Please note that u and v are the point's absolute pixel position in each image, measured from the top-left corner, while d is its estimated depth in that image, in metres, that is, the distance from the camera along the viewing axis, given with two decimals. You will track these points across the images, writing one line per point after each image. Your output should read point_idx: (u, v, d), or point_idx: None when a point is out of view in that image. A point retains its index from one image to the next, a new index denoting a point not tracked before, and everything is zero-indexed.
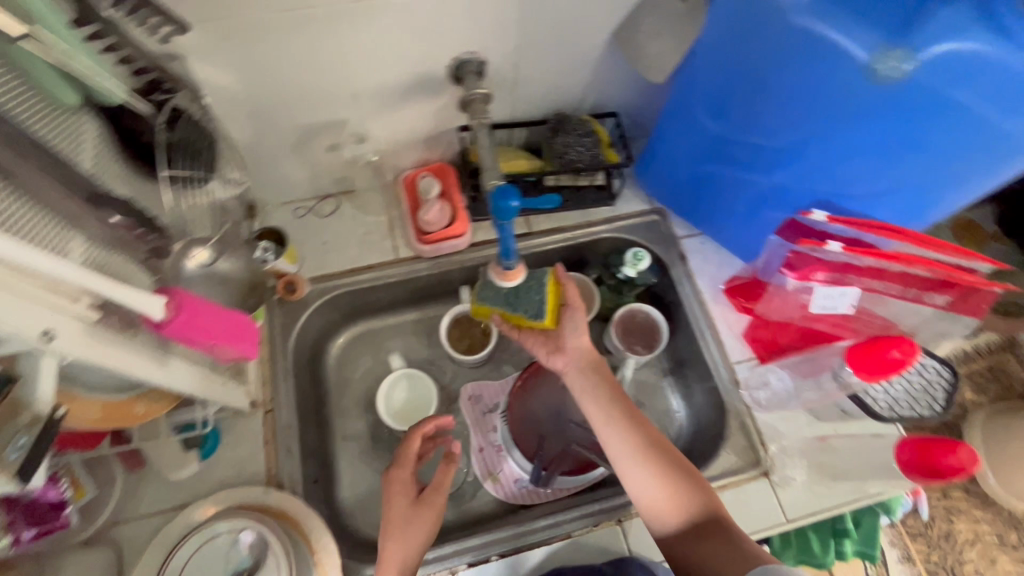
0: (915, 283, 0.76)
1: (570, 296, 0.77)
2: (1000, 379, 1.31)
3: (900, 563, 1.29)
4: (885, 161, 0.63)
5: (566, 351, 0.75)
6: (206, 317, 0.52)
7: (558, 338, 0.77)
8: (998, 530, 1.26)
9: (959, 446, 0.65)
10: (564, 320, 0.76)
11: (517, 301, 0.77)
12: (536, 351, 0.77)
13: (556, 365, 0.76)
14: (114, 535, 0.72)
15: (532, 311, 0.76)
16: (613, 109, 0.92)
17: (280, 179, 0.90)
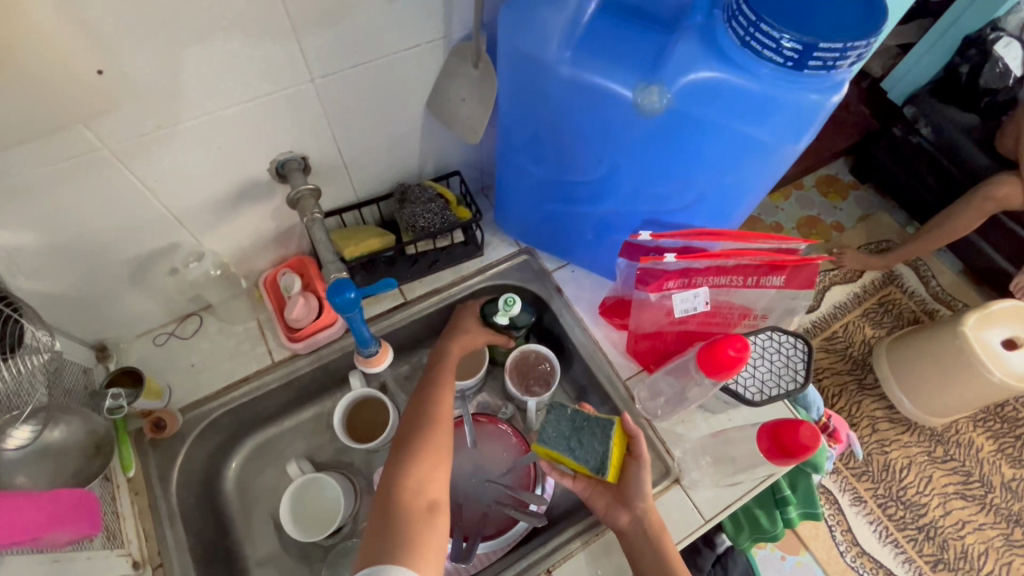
0: (751, 272, 0.81)
1: (638, 450, 0.74)
2: (892, 310, 1.57)
3: (853, 506, 1.38)
4: (683, 177, 0.69)
5: (630, 507, 0.73)
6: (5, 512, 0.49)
7: (624, 493, 0.73)
8: (927, 448, 1.44)
9: (800, 423, 0.60)
10: (629, 474, 0.73)
11: (581, 453, 0.69)
12: (592, 498, 0.75)
13: (617, 520, 0.73)
14: None
15: (596, 465, 0.69)
16: (455, 168, 0.95)
17: (127, 313, 0.85)
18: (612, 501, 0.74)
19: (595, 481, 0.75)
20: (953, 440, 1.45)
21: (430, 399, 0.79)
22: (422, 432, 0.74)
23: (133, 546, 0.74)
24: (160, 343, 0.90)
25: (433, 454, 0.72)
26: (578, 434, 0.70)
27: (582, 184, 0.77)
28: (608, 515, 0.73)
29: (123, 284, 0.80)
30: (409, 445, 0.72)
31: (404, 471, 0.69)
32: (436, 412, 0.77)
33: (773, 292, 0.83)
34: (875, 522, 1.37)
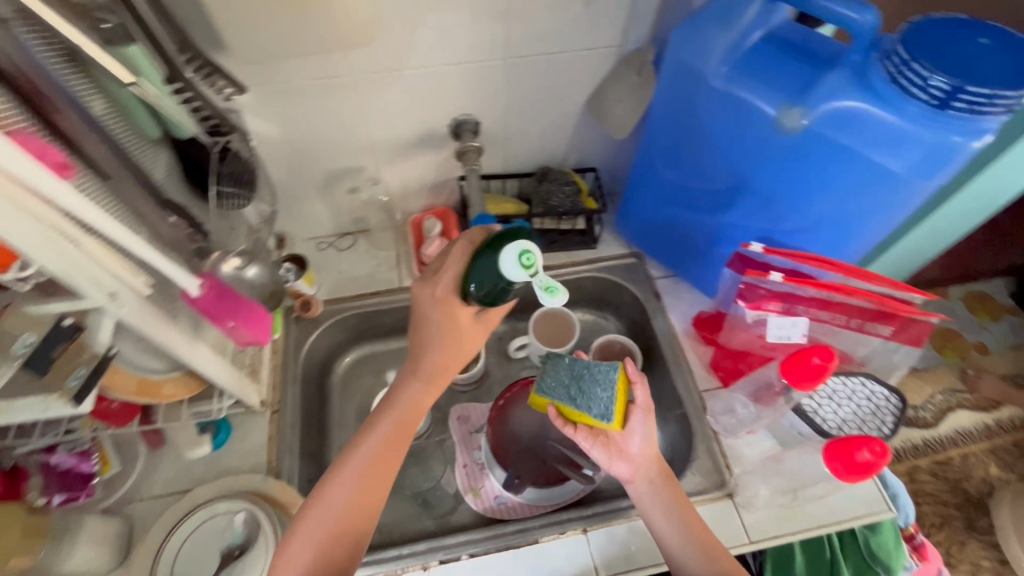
0: (857, 314, 0.82)
1: (639, 397, 0.70)
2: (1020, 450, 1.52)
3: None
4: (806, 199, 0.74)
5: (631, 458, 0.71)
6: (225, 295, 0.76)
7: (623, 445, 0.71)
8: None
9: (870, 438, 0.61)
10: (632, 424, 0.70)
11: (582, 398, 0.72)
12: (596, 452, 0.71)
13: (621, 472, 0.71)
14: (129, 509, 0.82)
15: (598, 410, 0.69)
16: (592, 165, 1.08)
17: (308, 216, 1.07)
18: (615, 455, 0.71)
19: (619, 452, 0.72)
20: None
21: (364, 449, 0.71)
22: (345, 484, 0.69)
23: (264, 388, 0.92)
24: (321, 249, 1.11)
25: (354, 514, 0.68)
26: (577, 382, 0.74)
27: (706, 192, 0.85)
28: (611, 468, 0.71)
29: (316, 189, 1.01)
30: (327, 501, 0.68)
31: (290, 556, 0.65)
32: (366, 460, 0.70)
33: (878, 342, 0.84)
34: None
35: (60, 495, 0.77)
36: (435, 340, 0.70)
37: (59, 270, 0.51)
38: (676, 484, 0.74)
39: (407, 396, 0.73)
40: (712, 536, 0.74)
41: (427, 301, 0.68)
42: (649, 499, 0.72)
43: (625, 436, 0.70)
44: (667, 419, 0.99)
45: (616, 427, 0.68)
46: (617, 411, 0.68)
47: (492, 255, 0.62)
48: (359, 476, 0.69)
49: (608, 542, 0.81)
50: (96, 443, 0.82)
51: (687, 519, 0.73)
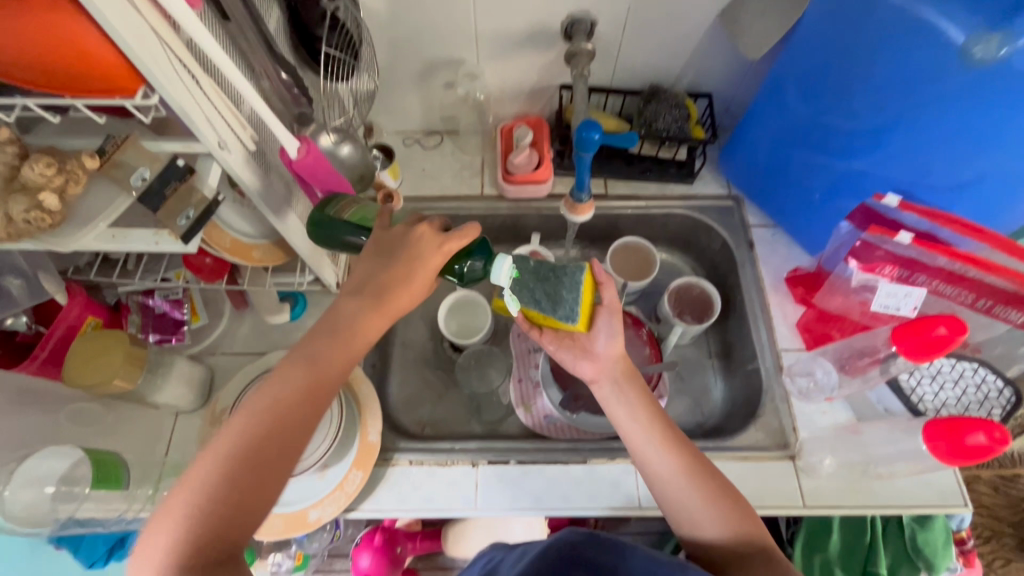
0: (989, 295, 0.72)
1: (605, 296, 0.70)
2: None
3: None
4: (968, 150, 0.64)
5: (597, 359, 0.70)
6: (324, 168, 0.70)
7: (587, 343, 0.70)
8: None
9: (991, 422, 0.55)
10: (598, 324, 0.70)
11: (548, 302, 0.69)
12: (562, 352, 0.72)
13: (585, 372, 0.71)
14: (210, 359, 0.88)
15: (564, 313, 0.68)
16: (708, 91, 0.98)
17: (399, 108, 1.04)
18: (577, 355, 0.71)
19: (605, 366, 0.69)
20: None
21: (268, 397, 0.54)
22: (231, 450, 0.51)
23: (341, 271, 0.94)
24: (407, 145, 1.09)
25: (268, 461, 0.51)
26: (542, 285, 0.70)
27: (843, 131, 0.75)
28: (575, 366, 0.71)
29: (412, 79, 0.97)
30: (202, 473, 0.50)
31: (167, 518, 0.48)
32: (270, 414, 0.53)
33: (1002, 327, 0.75)
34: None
35: (155, 335, 0.84)
36: (396, 278, 0.59)
37: (183, 104, 0.51)
38: (643, 381, 0.69)
39: (337, 336, 0.58)
40: (685, 440, 0.65)
41: (392, 246, 0.61)
42: (614, 397, 0.68)
43: (594, 336, 0.70)
44: (734, 374, 0.95)
45: (582, 330, 0.68)
46: (584, 314, 0.67)
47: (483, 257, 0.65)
48: (269, 413, 0.53)
49: None
50: (189, 293, 0.86)
51: (655, 420, 0.65)
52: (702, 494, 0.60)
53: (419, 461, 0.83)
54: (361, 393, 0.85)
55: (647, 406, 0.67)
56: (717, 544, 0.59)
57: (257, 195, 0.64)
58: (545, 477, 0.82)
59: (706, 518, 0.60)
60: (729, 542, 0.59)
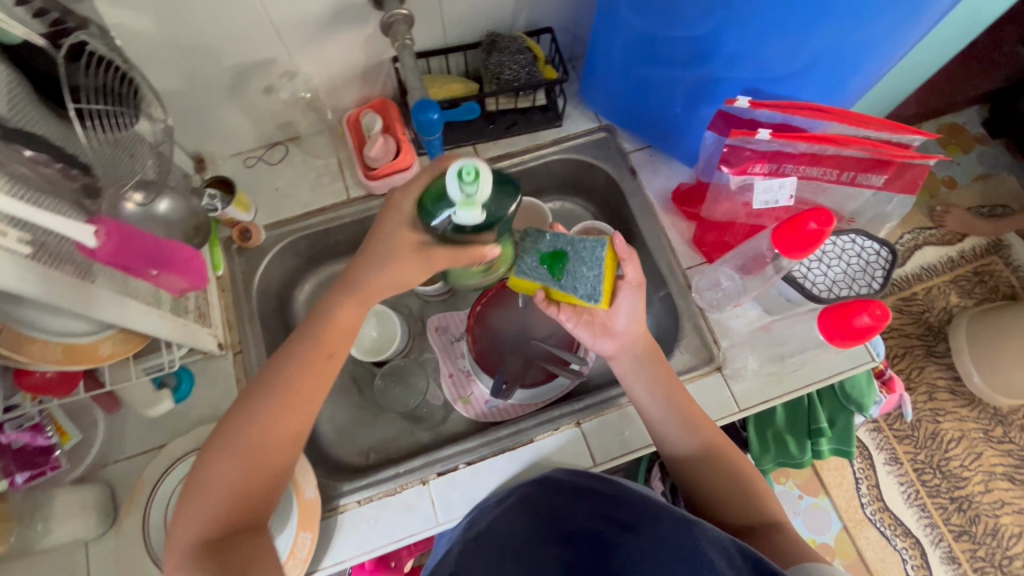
0: (851, 166, 0.75)
1: (628, 273, 0.68)
2: (988, 281, 1.63)
3: (887, 463, 1.53)
4: (799, 35, 0.63)
5: (616, 335, 0.74)
6: (138, 242, 0.54)
7: (610, 319, 0.74)
8: (984, 426, 1.56)
9: (870, 300, 0.57)
10: (620, 300, 0.71)
11: (569, 280, 0.68)
12: (582, 329, 0.75)
13: (604, 345, 0.76)
14: (105, 474, 0.77)
15: (587, 291, 0.67)
16: (548, 25, 0.91)
17: (223, 128, 0.90)
18: (598, 330, 0.75)
19: (627, 344, 0.75)
20: (1016, 424, 1.57)
21: (265, 394, 0.64)
22: (246, 435, 0.63)
23: (218, 331, 0.84)
24: (250, 166, 0.96)
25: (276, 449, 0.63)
26: (562, 263, 0.69)
27: (683, 41, 0.71)
28: (594, 342, 0.75)
29: (223, 94, 0.84)
30: (222, 458, 0.62)
31: (208, 487, 0.61)
32: (271, 405, 0.64)
33: (869, 192, 0.78)
34: (905, 482, 1.52)
35: (24, 473, 0.71)
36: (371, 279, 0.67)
37: None
38: (660, 355, 0.76)
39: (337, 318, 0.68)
40: (703, 416, 0.75)
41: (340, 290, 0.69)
42: (634, 372, 0.75)
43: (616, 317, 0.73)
44: (651, 302, 0.96)
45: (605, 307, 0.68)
46: (608, 291, 0.66)
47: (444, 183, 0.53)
48: (277, 402, 0.64)
49: (602, 431, 0.82)
50: (48, 413, 0.74)
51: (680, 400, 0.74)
52: (713, 466, 0.72)
53: (367, 497, 0.79)
54: None
55: (669, 386, 0.74)
56: (731, 502, 0.71)
57: (61, 298, 0.53)
58: (499, 470, 0.81)
59: (721, 481, 0.72)
60: (738, 500, 0.71)
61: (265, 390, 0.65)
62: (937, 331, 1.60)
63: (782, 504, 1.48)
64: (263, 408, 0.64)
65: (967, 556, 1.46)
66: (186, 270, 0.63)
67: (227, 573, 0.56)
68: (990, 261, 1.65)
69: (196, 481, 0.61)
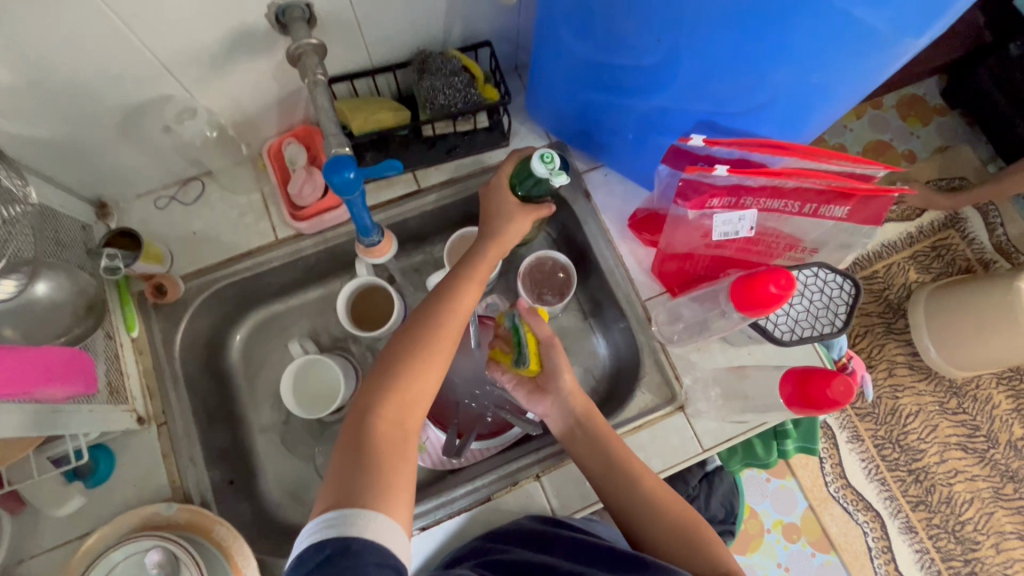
0: (812, 198, 0.70)
1: (542, 334, 0.75)
2: (947, 256, 1.55)
3: (850, 443, 1.50)
4: (753, 75, 0.56)
5: (551, 395, 0.76)
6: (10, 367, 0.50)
7: (543, 380, 0.77)
8: (940, 399, 1.51)
9: (835, 374, 0.53)
10: (545, 362, 0.76)
11: (506, 351, 0.76)
12: (520, 392, 0.79)
13: (539, 406, 0.77)
14: (21, 572, 0.71)
15: (515, 359, 0.75)
16: (485, 38, 0.82)
17: (122, 170, 0.80)
18: (534, 390, 0.77)
19: (558, 408, 0.76)
20: (970, 394, 1.51)
21: (428, 315, 0.70)
22: (408, 345, 0.67)
23: (138, 402, 0.77)
24: (162, 207, 0.86)
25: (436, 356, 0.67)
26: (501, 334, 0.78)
27: (629, 70, 0.64)
28: (530, 402, 0.78)
29: (115, 136, 0.74)
30: (404, 364, 0.65)
31: (381, 386, 0.64)
32: (421, 325, 0.69)
33: (830, 222, 0.74)
34: (865, 458, 1.48)
35: None
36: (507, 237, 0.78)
37: None
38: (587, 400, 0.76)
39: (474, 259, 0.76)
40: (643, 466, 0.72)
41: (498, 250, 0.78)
42: (570, 430, 0.75)
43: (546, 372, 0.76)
44: (611, 330, 0.92)
45: (536, 370, 0.76)
46: (528, 357, 0.73)
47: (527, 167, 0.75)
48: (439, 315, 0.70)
49: (562, 484, 0.78)
50: None
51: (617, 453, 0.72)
52: (657, 514, 0.69)
53: None
54: (219, 533, 0.73)
55: (606, 435, 0.73)
56: (678, 555, 0.66)
57: None
58: (456, 533, 0.77)
59: (665, 534, 0.68)
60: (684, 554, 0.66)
61: (434, 311, 0.70)
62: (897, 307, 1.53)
63: (750, 488, 1.45)
64: (447, 315, 0.70)
65: (924, 525, 1.45)
66: (60, 375, 0.57)
67: (375, 469, 0.58)
68: (947, 233, 1.57)
69: (376, 375, 0.66)
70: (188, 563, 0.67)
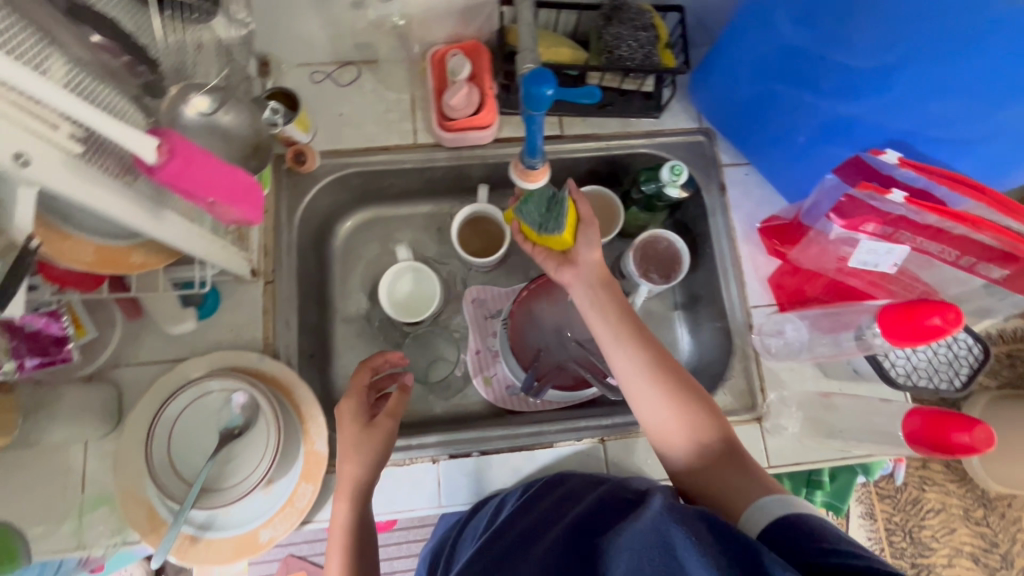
0: (974, 251, 0.67)
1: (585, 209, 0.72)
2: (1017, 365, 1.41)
3: (860, 517, 1.42)
4: (981, 101, 0.55)
5: (577, 266, 0.71)
6: (202, 168, 0.47)
7: (569, 255, 0.72)
8: (966, 505, 1.40)
9: (975, 422, 0.53)
10: (580, 237, 0.71)
11: (543, 220, 0.72)
12: (547, 264, 0.73)
13: (564, 279, 0.72)
14: (115, 375, 0.75)
15: (549, 224, 0.71)
16: (680, 3, 0.80)
17: (297, 34, 0.82)
18: (560, 263, 0.73)
19: (579, 274, 0.71)
20: (999, 510, 1.40)
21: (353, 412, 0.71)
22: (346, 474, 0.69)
23: (254, 256, 0.80)
24: (317, 81, 0.88)
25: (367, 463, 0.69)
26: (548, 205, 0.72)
27: (839, 69, 0.62)
28: (556, 275, 0.72)
29: None
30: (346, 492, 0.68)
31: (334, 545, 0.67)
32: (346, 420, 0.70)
33: (980, 282, 0.70)
34: (872, 538, 1.41)
35: (34, 359, 0.68)
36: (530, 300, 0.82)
37: None
38: (619, 293, 0.69)
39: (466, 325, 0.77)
40: (677, 373, 0.65)
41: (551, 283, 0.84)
42: (615, 332, 0.67)
43: (578, 248, 0.71)
44: (701, 327, 0.91)
45: (570, 244, 0.71)
46: (566, 219, 0.70)
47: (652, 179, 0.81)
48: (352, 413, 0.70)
49: (626, 453, 0.79)
50: (65, 302, 0.70)
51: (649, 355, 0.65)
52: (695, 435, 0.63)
53: None
54: (298, 397, 0.76)
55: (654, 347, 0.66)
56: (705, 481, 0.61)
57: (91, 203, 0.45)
58: (512, 467, 0.79)
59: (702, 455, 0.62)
60: (723, 475, 0.60)
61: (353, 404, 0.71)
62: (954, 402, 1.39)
63: None
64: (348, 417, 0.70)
65: None
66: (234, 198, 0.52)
67: None
68: None
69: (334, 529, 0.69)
70: (267, 411, 0.71)
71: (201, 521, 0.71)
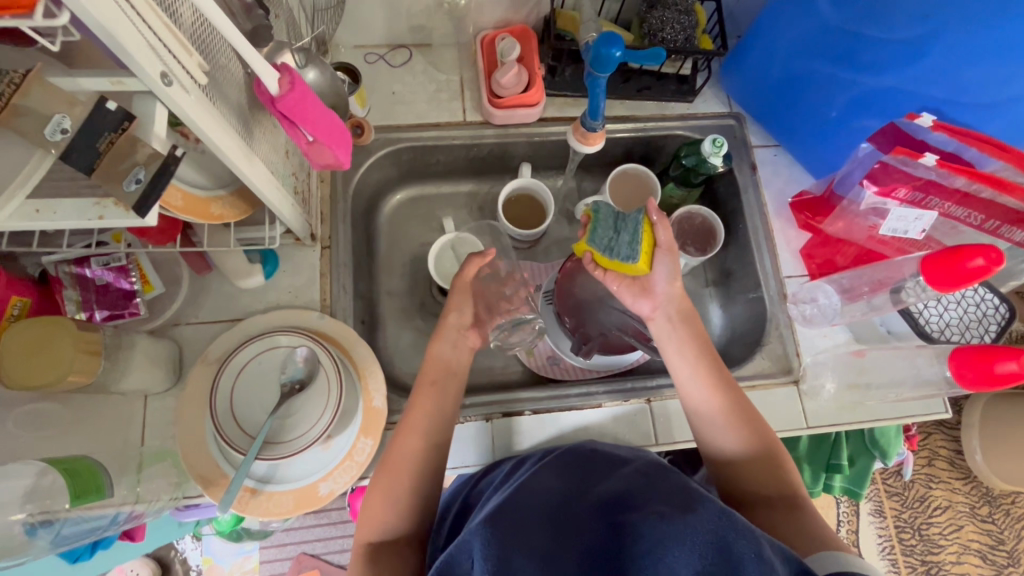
0: (998, 215, 0.71)
1: (663, 239, 0.72)
2: None
3: (871, 515, 1.37)
4: (1007, 65, 0.61)
5: (654, 296, 0.74)
6: (313, 106, 0.51)
7: (647, 283, 0.74)
8: (972, 503, 1.38)
9: (1021, 351, 0.62)
10: (656, 266, 0.73)
11: (614, 245, 0.74)
12: (622, 291, 0.75)
13: (642, 308, 0.75)
14: (176, 332, 0.77)
15: (624, 254, 0.72)
16: None
17: (359, 14, 0.87)
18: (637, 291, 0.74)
19: (662, 303, 0.74)
20: (1004, 507, 1.38)
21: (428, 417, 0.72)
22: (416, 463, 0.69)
23: (313, 221, 0.83)
24: (371, 62, 0.92)
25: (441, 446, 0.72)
26: (616, 228, 0.75)
27: (876, 43, 0.69)
28: (634, 304, 0.75)
29: None
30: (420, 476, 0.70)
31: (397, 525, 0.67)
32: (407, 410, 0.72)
33: (1004, 245, 0.74)
34: (882, 536, 1.37)
35: (103, 312, 0.70)
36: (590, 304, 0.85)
37: (100, 17, 0.35)
38: (696, 325, 0.74)
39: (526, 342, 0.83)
40: (752, 417, 0.70)
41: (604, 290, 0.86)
42: (685, 357, 0.72)
43: (655, 279, 0.74)
44: (733, 301, 0.94)
45: (646, 273, 0.73)
46: (644, 250, 0.71)
47: (693, 155, 0.86)
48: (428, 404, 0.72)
49: (670, 414, 0.82)
50: (134, 257, 0.72)
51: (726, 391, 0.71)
52: (749, 459, 0.67)
53: None
54: (356, 356, 0.78)
55: (724, 380, 0.71)
56: (756, 501, 0.65)
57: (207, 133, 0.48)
58: (561, 426, 0.81)
59: (754, 477, 0.66)
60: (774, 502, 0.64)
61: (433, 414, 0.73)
62: (957, 400, 1.40)
63: None
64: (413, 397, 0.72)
65: None
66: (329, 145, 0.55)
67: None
68: None
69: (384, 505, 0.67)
70: (329, 367, 0.73)
71: (261, 475, 0.72)
